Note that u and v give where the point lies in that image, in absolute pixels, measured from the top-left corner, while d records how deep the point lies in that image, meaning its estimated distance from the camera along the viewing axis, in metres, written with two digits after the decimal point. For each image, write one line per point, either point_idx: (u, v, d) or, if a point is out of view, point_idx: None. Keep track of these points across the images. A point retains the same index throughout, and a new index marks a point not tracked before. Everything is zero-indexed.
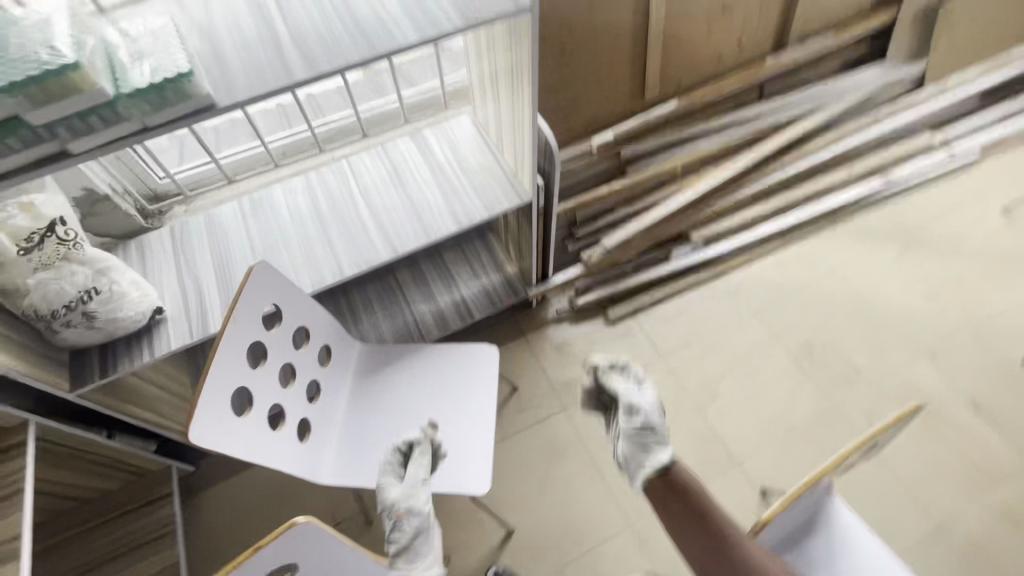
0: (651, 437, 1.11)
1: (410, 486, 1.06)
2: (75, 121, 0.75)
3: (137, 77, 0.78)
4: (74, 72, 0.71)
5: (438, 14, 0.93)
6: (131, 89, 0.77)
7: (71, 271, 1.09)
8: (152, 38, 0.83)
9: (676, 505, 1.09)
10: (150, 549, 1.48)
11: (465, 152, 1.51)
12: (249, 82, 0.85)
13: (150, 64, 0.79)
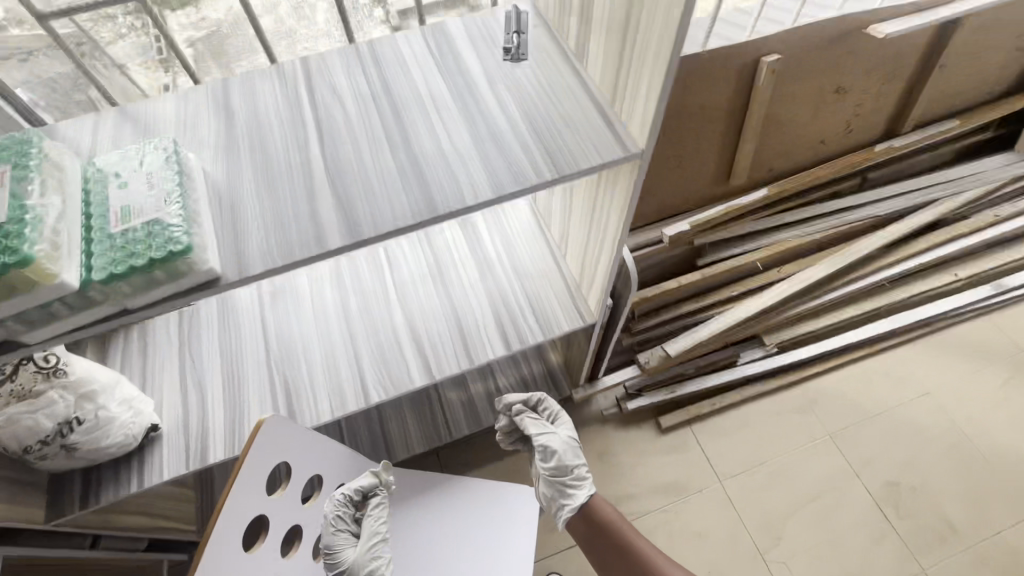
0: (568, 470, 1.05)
1: (370, 545, 0.94)
2: (30, 313, 0.56)
3: (114, 254, 0.58)
4: (31, 266, 0.52)
5: (516, 156, 0.71)
6: (105, 271, 0.57)
7: (49, 401, 0.92)
8: (146, 185, 0.63)
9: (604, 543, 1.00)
10: None
11: (520, 250, 1.30)
12: (267, 243, 0.65)
13: (137, 231, 0.59)
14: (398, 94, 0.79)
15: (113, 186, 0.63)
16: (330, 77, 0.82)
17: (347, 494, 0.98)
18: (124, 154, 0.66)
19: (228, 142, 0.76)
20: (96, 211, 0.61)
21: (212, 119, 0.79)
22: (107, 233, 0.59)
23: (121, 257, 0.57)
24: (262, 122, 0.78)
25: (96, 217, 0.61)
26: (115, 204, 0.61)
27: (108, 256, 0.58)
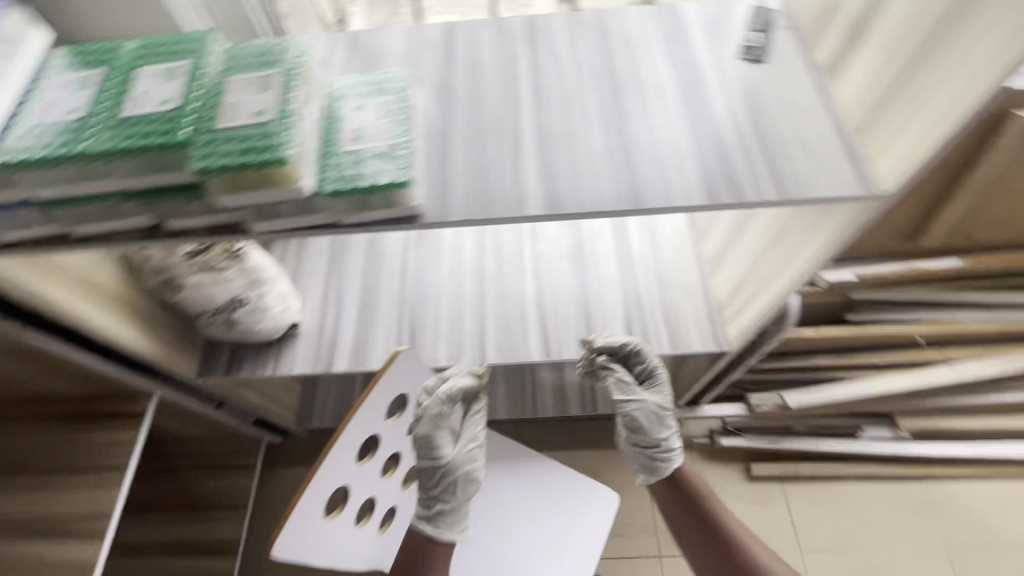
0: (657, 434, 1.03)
1: (468, 448, 0.97)
2: (262, 205, 0.61)
3: (342, 170, 0.61)
4: (278, 166, 0.55)
5: (738, 167, 0.66)
6: (332, 185, 0.60)
7: (226, 279, 1.02)
8: (377, 113, 0.66)
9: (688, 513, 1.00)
10: (217, 513, 1.49)
11: (667, 256, 1.24)
12: (467, 195, 0.66)
13: (364, 154, 0.62)
14: (620, 73, 0.76)
15: (350, 106, 0.66)
16: (553, 39, 0.80)
17: (454, 395, 0.95)
18: (363, 78, 0.69)
19: (445, 84, 0.77)
20: (331, 126, 0.65)
21: (433, 59, 0.80)
22: (338, 149, 0.63)
23: (349, 175, 0.60)
24: (480, 72, 0.78)
25: (330, 132, 0.64)
26: (349, 124, 0.64)
27: (336, 171, 0.61)
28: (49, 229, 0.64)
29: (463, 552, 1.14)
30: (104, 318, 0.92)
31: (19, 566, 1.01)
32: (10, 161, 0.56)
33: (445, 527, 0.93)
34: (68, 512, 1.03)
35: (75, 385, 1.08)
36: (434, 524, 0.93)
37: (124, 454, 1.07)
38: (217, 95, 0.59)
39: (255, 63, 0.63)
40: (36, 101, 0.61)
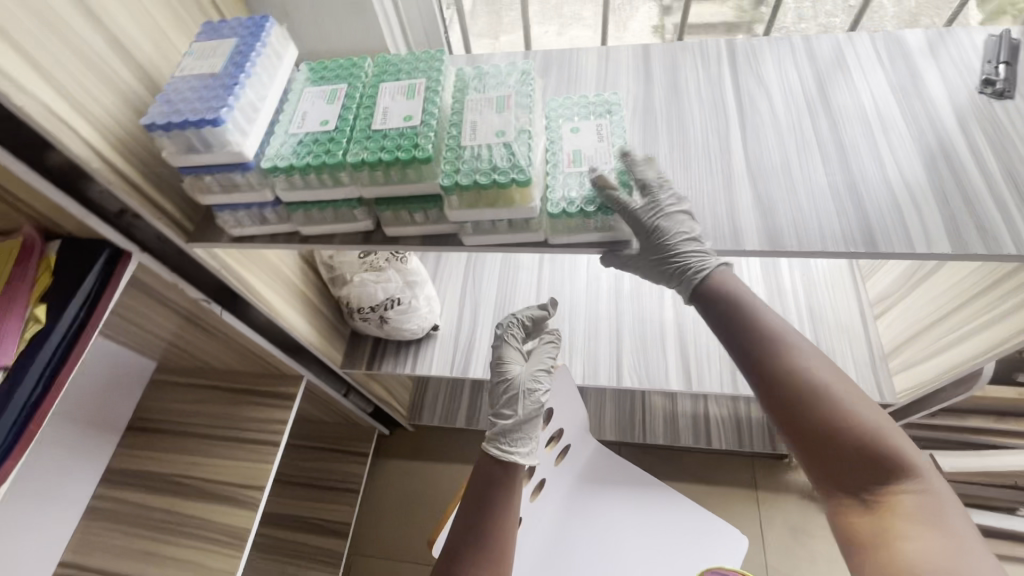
0: (690, 268, 0.64)
1: (536, 370, 0.88)
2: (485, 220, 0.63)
3: (563, 189, 0.62)
4: (519, 185, 0.57)
5: (989, 215, 0.60)
6: (557, 206, 0.60)
7: (387, 278, 1.09)
8: (596, 135, 0.66)
9: (749, 348, 0.63)
10: (331, 494, 1.56)
11: (823, 295, 1.16)
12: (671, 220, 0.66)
13: (585, 177, 0.63)
14: (838, 105, 0.72)
15: (567, 126, 0.67)
16: (759, 67, 0.78)
17: (521, 318, 0.92)
18: (579, 99, 0.70)
19: (645, 107, 0.76)
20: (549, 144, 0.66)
21: (631, 81, 0.80)
22: (557, 167, 0.64)
23: (571, 195, 0.61)
24: (681, 96, 0.76)
25: (550, 152, 0.66)
26: (568, 145, 0.65)
27: (557, 189, 0.62)
28: (282, 226, 0.71)
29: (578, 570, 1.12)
30: (289, 310, 1.01)
31: (184, 523, 1.09)
32: (273, 167, 0.62)
33: (508, 444, 0.80)
34: (229, 480, 1.12)
35: (243, 362, 1.19)
36: (497, 441, 0.80)
37: (278, 434, 1.16)
38: (459, 117, 0.63)
39: (489, 85, 0.66)
40: (291, 112, 0.66)
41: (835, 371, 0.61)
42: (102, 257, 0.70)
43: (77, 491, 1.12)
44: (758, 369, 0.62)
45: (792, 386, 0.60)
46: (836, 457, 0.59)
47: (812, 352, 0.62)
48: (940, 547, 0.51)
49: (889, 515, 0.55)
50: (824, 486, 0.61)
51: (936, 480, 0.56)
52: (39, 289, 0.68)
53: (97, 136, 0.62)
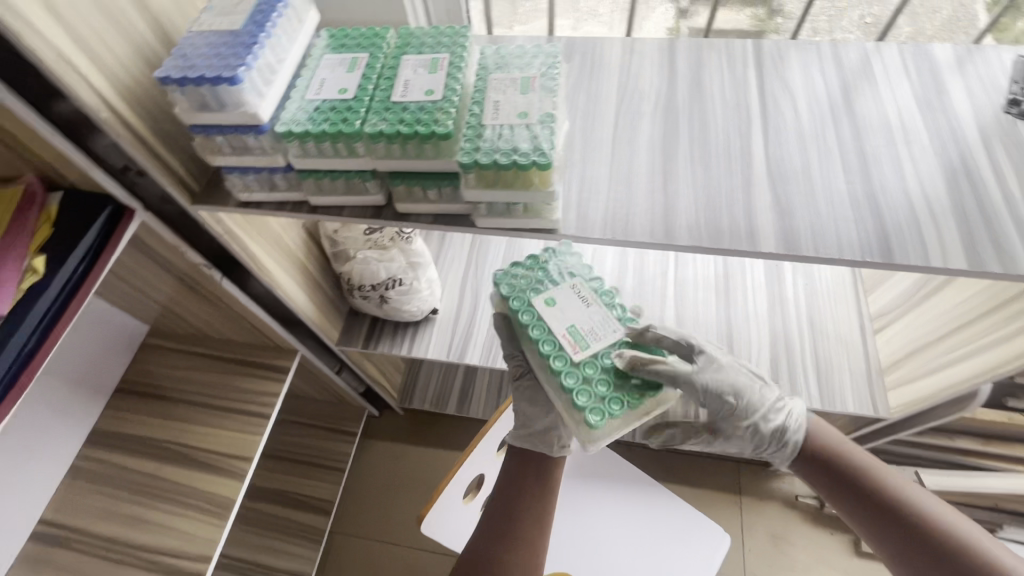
0: (787, 432, 0.74)
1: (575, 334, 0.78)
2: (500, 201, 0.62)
3: (594, 385, 0.71)
4: (539, 168, 0.57)
5: (1009, 235, 0.60)
6: (597, 414, 0.69)
7: (391, 257, 1.08)
8: (576, 301, 0.78)
9: (834, 467, 0.71)
10: (315, 471, 1.55)
11: (825, 306, 1.15)
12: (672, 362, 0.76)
13: (597, 353, 0.74)
14: (863, 116, 0.71)
15: (540, 303, 0.78)
16: (786, 72, 0.77)
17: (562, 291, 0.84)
18: (535, 271, 0.83)
19: (669, 104, 0.75)
20: (544, 334, 0.76)
21: (655, 75, 0.78)
22: (568, 361, 0.73)
23: (602, 390, 0.71)
24: (705, 95, 0.75)
25: (551, 346, 0.74)
26: (561, 326, 0.76)
27: (585, 387, 0.71)
28: (291, 195, 0.69)
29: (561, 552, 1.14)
30: (288, 282, 1.00)
31: (169, 489, 1.08)
32: (287, 132, 0.60)
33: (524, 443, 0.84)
34: (217, 449, 1.11)
35: (238, 331, 1.17)
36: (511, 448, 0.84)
37: (270, 406, 1.16)
38: (482, 95, 0.62)
39: (514, 67, 0.65)
40: (308, 77, 0.65)
41: (927, 493, 0.66)
42: (103, 214, 0.69)
43: (60, 453, 1.08)
44: (842, 485, 0.69)
45: (879, 500, 0.66)
46: (935, 568, 0.60)
47: (899, 475, 0.68)
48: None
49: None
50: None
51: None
52: (38, 241, 0.66)
53: (106, 85, 0.60)
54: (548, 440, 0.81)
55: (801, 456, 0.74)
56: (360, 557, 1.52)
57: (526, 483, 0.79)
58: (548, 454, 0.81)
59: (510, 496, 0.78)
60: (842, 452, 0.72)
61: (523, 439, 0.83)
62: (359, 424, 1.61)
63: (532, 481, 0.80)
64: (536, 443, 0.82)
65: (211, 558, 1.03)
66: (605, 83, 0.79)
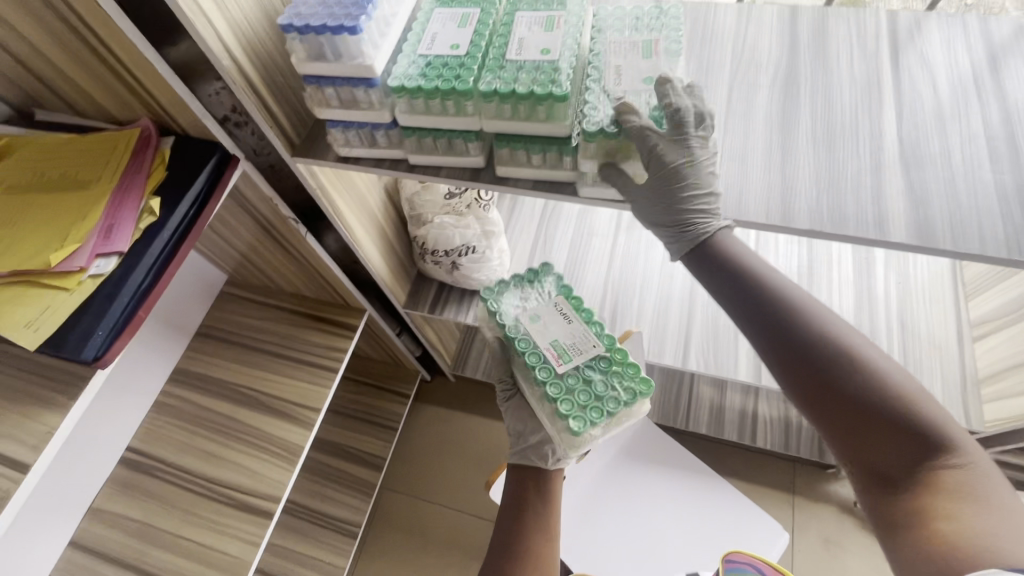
0: (697, 225, 0.63)
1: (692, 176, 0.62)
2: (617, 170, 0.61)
3: (575, 394, 0.79)
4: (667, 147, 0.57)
5: None
6: (581, 423, 0.77)
7: (467, 224, 1.07)
8: (559, 319, 0.86)
9: (762, 309, 0.60)
10: (368, 428, 1.60)
11: (919, 308, 1.08)
12: (642, 374, 0.82)
13: (578, 365, 0.82)
14: (1014, 99, 0.64)
15: (526, 319, 0.87)
16: (923, 47, 0.70)
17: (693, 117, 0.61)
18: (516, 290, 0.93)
19: (788, 75, 0.70)
20: (530, 347, 0.85)
21: (774, 44, 0.73)
22: (552, 372, 0.82)
23: (583, 400, 0.79)
24: (830, 68, 0.69)
25: (536, 359, 0.83)
26: (546, 339, 0.84)
27: (568, 395, 0.80)
28: (392, 152, 0.69)
29: (613, 525, 1.15)
30: (367, 241, 1.02)
31: (243, 431, 1.13)
32: (399, 86, 0.59)
33: (536, 456, 0.85)
34: (287, 398, 1.16)
35: (311, 287, 1.21)
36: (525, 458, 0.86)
37: (339, 362, 1.19)
38: (601, 56, 0.62)
39: (632, 27, 0.63)
40: (420, 31, 0.64)
41: (877, 349, 0.56)
42: (211, 160, 0.70)
43: (146, 388, 1.15)
44: (789, 345, 0.58)
45: (819, 358, 0.56)
46: (874, 435, 0.53)
47: (837, 319, 0.58)
48: (992, 525, 0.46)
49: (935, 495, 0.50)
50: (856, 471, 0.56)
51: (974, 450, 0.51)
52: (152, 183, 0.69)
53: (228, 30, 0.61)
54: (542, 452, 0.85)
55: (700, 250, 0.64)
56: (406, 513, 1.57)
57: (528, 495, 0.83)
58: (543, 468, 0.85)
59: (515, 506, 0.82)
60: (785, 294, 0.60)
61: (517, 454, 0.87)
62: (413, 387, 1.65)
63: (533, 493, 0.83)
64: (528, 457, 0.85)
65: (281, 499, 1.08)
66: (717, 51, 0.74)
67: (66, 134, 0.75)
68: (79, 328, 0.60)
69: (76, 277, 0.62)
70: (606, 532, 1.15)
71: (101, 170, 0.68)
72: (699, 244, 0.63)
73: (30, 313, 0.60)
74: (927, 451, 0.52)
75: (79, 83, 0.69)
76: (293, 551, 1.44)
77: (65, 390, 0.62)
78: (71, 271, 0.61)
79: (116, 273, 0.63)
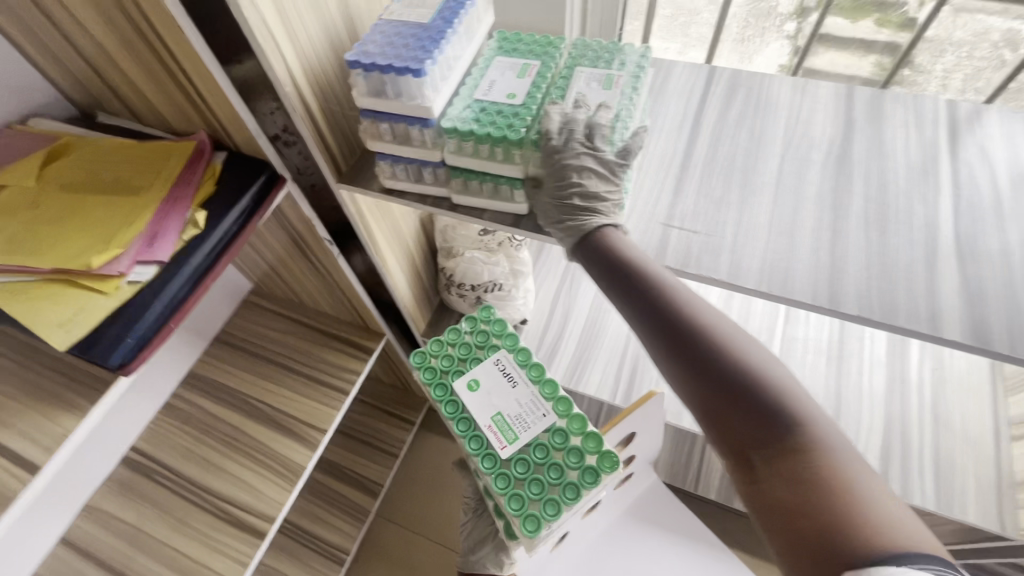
0: (582, 219, 0.63)
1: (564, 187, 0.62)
2: (537, 456, 0.73)
3: (524, 488, 0.71)
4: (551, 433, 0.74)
5: None
6: (533, 523, 0.69)
7: (496, 263, 1.08)
8: (497, 394, 0.77)
9: (700, 364, 0.54)
10: (370, 452, 1.57)
11: (952, 400, 1.03)
12: (604, 448, 0.73)
13: (525, 444, 0.73)
14: None
15: (464, 387, 0.78)
16: (983, 141, 0.69)
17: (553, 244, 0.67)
18: (457, 349, 0.82)
19: (841, 153, 0.69)
20: (470, 427, 0.76)
21: (829, 123, 0.73)
22: (496, 460, 0.73)
23: (534, 492, 0.71)
24: (886, 152, 0.69)
25: (478, 444, 0.74)
26: (485, 418, 0.75)
27: (517, 490, 0.72)
28: (436, 189, 0.69)
29: None
30: (396, 268, 1.03)
31: (248, 443, 1.12)
32: (453, 129, 0.60)
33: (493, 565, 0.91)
34: (297, 415, 1.15)
35: (333, 306, 1.21)
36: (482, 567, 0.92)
37: (351, 384, 1.19)
38: (476, 427, 0.76)
39: (467, 366, 0.80)
40: (478, 78, 0.65)
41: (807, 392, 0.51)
42: (259, 180, 0.72)
43: (156, 392, 1.13)
44: (694, 367, 0.54)
45: (733, 384, 0.52)
46: (765, 472, 0.49)
47: (769, 361, 0.53)
48: (834, 503, 0.43)
49: (774, 458, 0.48)
50: (726, 454, 0.53)
51: (830, 428, 0.49)
52: (199, 197, 0.70)
53: (297, 61, 0.63)
54: (498, 559, 0.90)
55: (586, 242, 0.63)
56: (396, 544, 1.53)
57: None
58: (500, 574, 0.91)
59: None
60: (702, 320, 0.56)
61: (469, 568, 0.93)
62: (420, 414, 1.63)
63: None
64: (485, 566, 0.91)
65: (276, 519, 1.06)
66: (771, 122, 0.74)
67: (122, 139, 0.77)
68: (110, 333, 0.60)
69: (114, 281, 0.62)
70: None
71: (153, 179, 0.70)
72: (585, 235, 0.63)
73: (64, 314, 0.59)
74: (776, 428, 0.49)
75: (144, 92, 0.71)
76: (277, 573, 1.39)
77: (86, 393, 0.61)
78: (110, 275, 0.62)
79: (154, 281, 0.64)
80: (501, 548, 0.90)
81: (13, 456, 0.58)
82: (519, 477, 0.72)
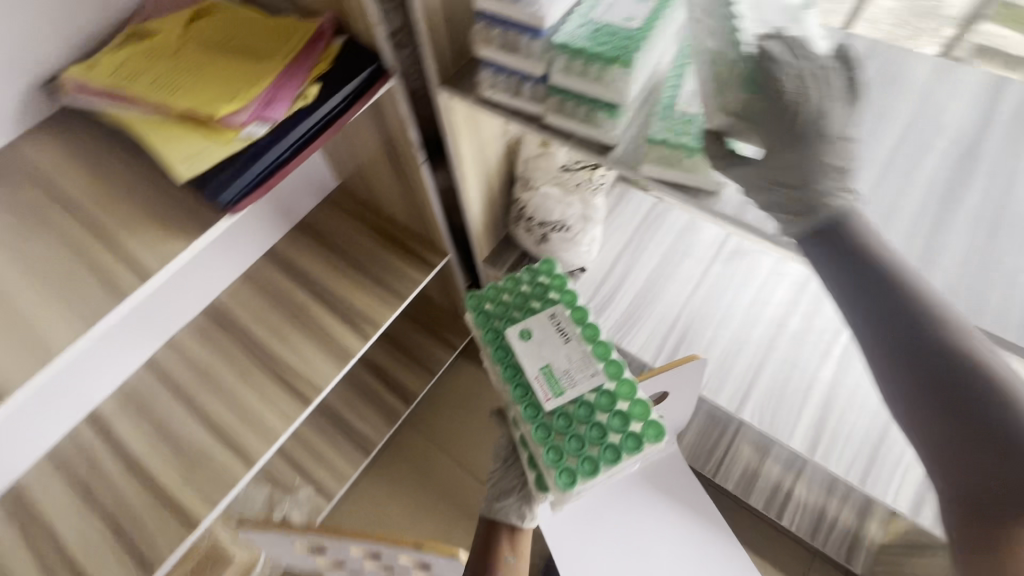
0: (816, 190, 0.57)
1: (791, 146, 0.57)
2: (581, 411, 0.74)
3: (563, 441, 0.73)
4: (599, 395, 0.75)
5: None
6: (569, 477, 0.71)
7: (570, 202, 1.09)
8: (546, 347, 0.79)
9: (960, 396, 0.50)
10: (411, 363, 1.67)
11: None
12: (651, 416, 0.73)
13: (570, 400, 0.75)
14: None
15: (515, 335, 0.80)
16: None
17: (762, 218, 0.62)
18: (512, 298, 0.86)
19: (969, 146, 0.64)
20: (517, 374, 0.79)
21: (966, 113, 0.66)
22: (539, 411, 0.76)
23: (572, 447, 0.72)
24: None
25: (523, 393, 0.78)
26: (534, 369, 0.78)
27: (556, 442, 0.73)
28: (530, 106, 0.70)
29: (601, 527, 1.15)
30: (474, 187, 1.05)
31: (310, 321, 1.22)
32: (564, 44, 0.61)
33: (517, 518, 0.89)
34: (356, 307, 1.24)
35: (407, 216, 1.27)
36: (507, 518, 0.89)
37: (409, 291, 1.26)
38: (523, 377, 0.79)
39: (520, 315, 0.84)
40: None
41: None
42: (369, 68, 0.76)
43: (243, 258, 1.26)
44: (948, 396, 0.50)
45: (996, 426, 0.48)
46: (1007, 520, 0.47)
47: None
48: None
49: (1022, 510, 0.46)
50: (948, 487, 0.51)
51: None
52: (314, 75, 0.75)
53: None
54: (521, 511, 0.89)
55: (825, 232, 0.57)
56: (418, 451, 1.64)
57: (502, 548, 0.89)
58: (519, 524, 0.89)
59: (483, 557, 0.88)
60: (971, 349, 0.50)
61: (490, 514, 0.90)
62: (464, 341, 1.71)
63: (507, 545, 0.89)
64: (509, 516, 0.89)
65: (320, 390, 1.16)
66: (899, 100, 0.68)
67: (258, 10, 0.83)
68: (224, 175, 0.68)
69: (230, 133, 0.69)
70: (591, 535, 1.14)
71: (278, 50, 0.76)
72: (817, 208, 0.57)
73: (187, 151, 0.67)
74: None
75: None
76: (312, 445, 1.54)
77: (193, 225, 0.70)
78: (229, 127, 0.68)
79: (264, 139, 0.71)
80: (527, 503, 0.88)
81: (131, 263, 0.68)
82: (560, 429, 0.74)
